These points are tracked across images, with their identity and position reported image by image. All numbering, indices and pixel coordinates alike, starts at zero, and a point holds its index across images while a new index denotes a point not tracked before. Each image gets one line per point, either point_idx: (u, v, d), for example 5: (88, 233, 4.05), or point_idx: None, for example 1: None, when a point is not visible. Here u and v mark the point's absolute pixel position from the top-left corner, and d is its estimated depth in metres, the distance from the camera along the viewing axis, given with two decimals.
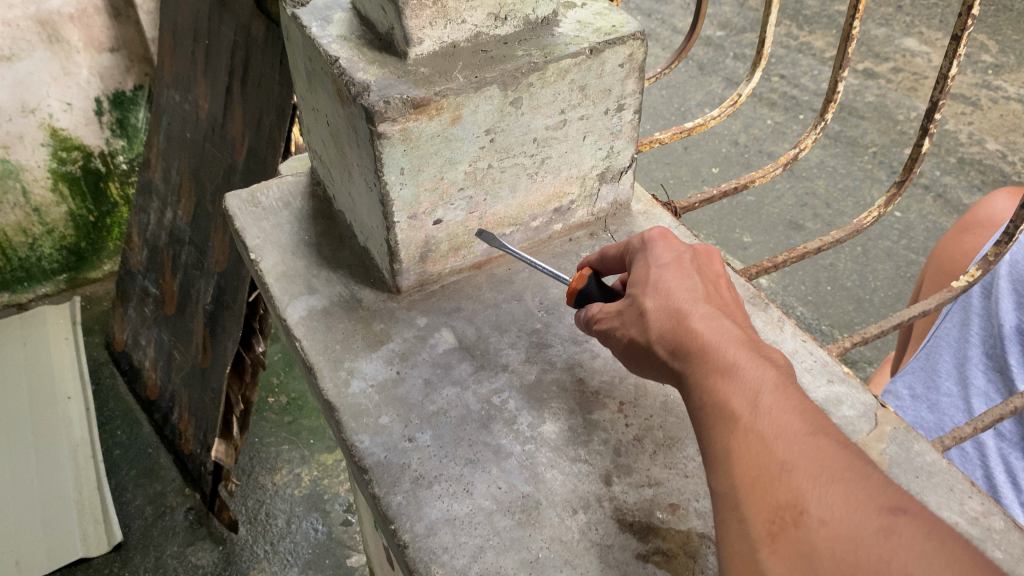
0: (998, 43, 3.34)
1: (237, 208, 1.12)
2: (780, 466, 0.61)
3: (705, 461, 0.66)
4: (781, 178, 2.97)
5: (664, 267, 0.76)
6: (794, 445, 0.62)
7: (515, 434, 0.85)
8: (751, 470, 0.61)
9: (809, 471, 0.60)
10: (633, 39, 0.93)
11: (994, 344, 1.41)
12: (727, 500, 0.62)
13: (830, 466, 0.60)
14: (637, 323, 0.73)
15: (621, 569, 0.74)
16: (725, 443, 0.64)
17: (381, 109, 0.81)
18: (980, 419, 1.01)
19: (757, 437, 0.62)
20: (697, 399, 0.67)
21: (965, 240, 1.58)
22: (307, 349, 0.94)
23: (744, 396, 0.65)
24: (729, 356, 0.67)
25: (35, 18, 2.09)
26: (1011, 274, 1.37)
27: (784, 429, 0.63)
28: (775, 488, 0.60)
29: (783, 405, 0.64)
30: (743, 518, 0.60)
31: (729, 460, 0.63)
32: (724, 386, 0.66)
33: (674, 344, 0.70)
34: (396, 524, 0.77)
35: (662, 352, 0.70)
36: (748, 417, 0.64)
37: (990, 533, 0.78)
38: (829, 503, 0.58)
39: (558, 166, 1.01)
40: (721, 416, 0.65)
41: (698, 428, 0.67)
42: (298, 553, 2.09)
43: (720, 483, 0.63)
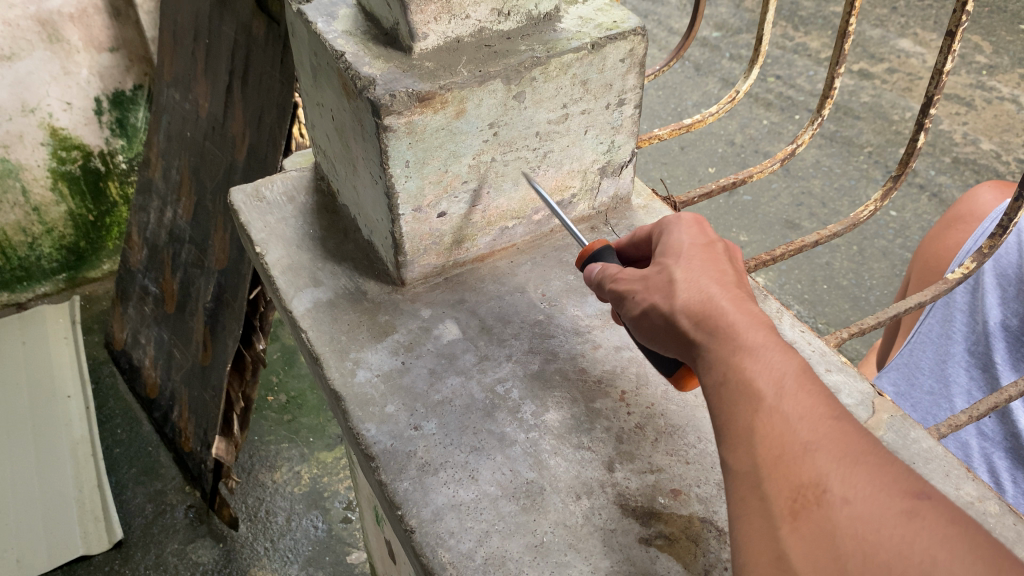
0: (992, 44, 3.36)
1: (241, 202, 1.13)
2: (804, 446, 0.62)
3: (722, 436, 0.66)
4: (778, 178, 2.99)
5: (695, 248, 0.77)
6: (818, 427, 0.63)
7: (519, 422, 0.87)
8: (773, 448, 0.63)
9: (834, 452, 0.61)
10: (634, 35, 0.94)
11: (978, 341, 1.45)
12: (747, 479, 0.63)
13: (855, 449, 0.62)
14: (665, 292, 0.73)
15: (623, 553, 0.76)
16: (747, 421, 0.65)
17: (387, 102, 0.83)
18: (975, 407, 1.03)
19: (781, 418, 0.64)
20: (717, 373, 0.68)
21: (950, 235, 1.60)
22: (313, 340, 0.95)
23: (770, 376, 0.66)
24: (757, 337, 0.68)
25: (35, 18, 2.09)
26: (996, 269, 1.42)
27: (808, 411, 0.64)
28: (798, 468, 0.61)
29: (807, 388, 0.65)
30: (763, 496, 0.62)
31: (751, 439, 0.64)
32: (750, 364, 0.66)
33: (702, 318, 0.70)
34: (403, 510, 0.78)
35: (687, 324, 0.70)
36: (773, 397, 0.65)
37: (985, 517, 0.80)
38: (852, 484, 0.60)
39: (559, 160, 1.02)
40: (745, 394, 0.66)
41: (719, 403, 0.68)
42: (299, 550, 2.10)
43: (740, 461, 0.64)
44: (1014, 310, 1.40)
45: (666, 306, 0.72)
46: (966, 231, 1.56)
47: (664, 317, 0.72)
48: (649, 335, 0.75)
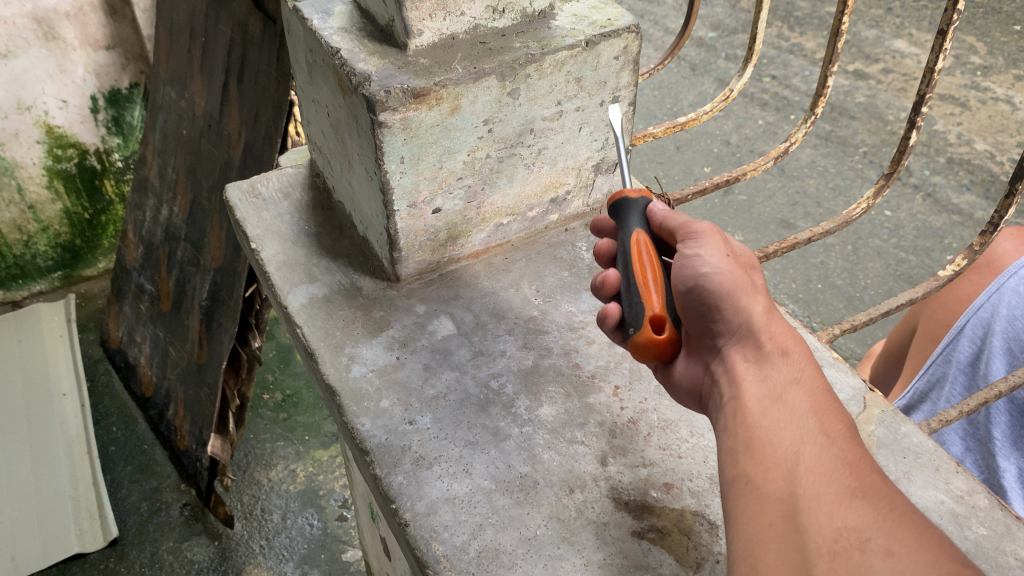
0: (986, 45, 3.38)
1: (237, 198, 1.14)
2: (850, 489, 0.59)
3: (756, 451, 0.64)
4: (773, 178, 3.00)
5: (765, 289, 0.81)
6: (864, 476, 0.60)
7: (513, 417, 0.87)
8: (815, 483, 0.60)
9: (879, 503, 0.57)
10: (628, 32, 0.95)
11: None
12: (781, 505, 0.60)
13: (903, 508, 0.57)
14: (752, 285, 0.75)
15: (616, 546, 0.76)
16: (791, 448, 0.63)
17: (382, 98, 0.83)
18: (966, 403, 1.04)
19: (831, 459, 0.61)
20: (770, 390, 0.68)
21: (966, 282, 1.52)
22: (308, 336, 0.96)
23: (821, 412, 0.65)
24: (817, 377, 0.69)
25: (31, 16, 2.09)
26: (1008, 333, 1.35)
27: (858, 461, 0.61)
28: (839, 508, 0.57)
29: (856, 439, 0.63)
30: (799, 527, 0.58)
31: (792, 468, 0.61)
32: (808, 395, 0.67)
33: (776, 333, 0.72)
34: (398, 504, 0.79)
35: (763, 322, 0.72)
36: (826, 437, 0.63)
37: (974, 511, 0.80)
38: (898, 538, 0.55)
39: (554, 157, 1.03)
40: (796, 422, 0.64)
41: (767, 421, 0.66)
42: (294, 548, 2.10)
43: (774, 484, 0.61)
44: None
45: (749, 297, 0.74)
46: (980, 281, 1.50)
47: (743, 295, 0.73)
48: (706, 302, 0.75)
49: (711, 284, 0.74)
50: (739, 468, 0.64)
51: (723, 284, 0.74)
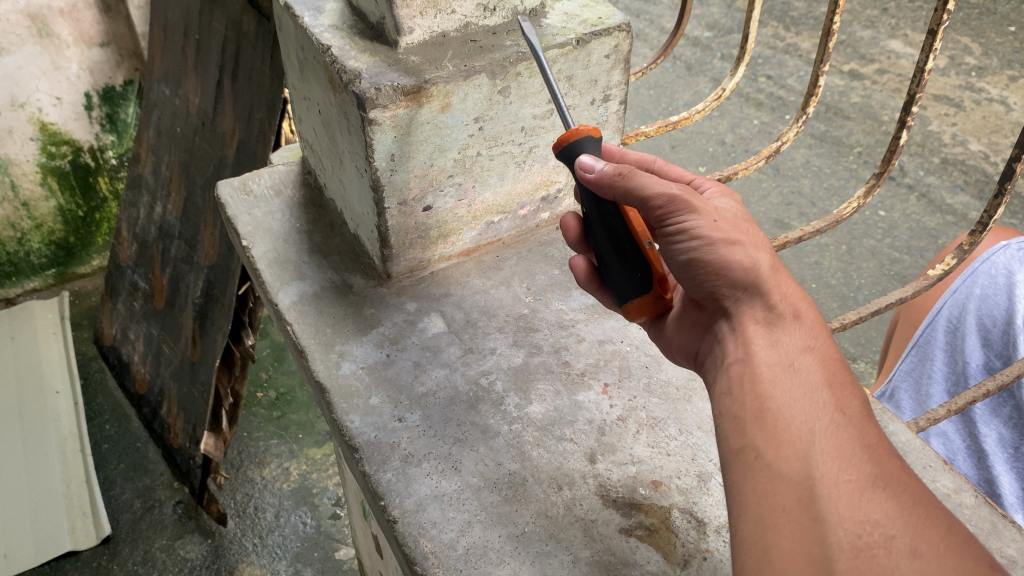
0: (981, 46, 3.39)
1: (229, 195, 1.14)
2: (871, 478, 0.58)
3: (767, 422, 0.63)
4: (768, 178, 3.00)
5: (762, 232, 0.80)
6: (882, 463, 0.60)
7: (503, 414, 0.88)
8: (833, 468, 0.59)
9: (901, 498, 0.57)
10: (619, 31, 0.95)
11: (956, 381, 1.53)
12: (797, 488, 0.58)
13: (922, 502, 0.58)
14: (753, 244, 0.73)
15: (604, 544, 0.76)
16: (807, 425, 0.61)
17: (372, 96, 0.83)
18: (954, 401, 1.04)
19: (846, 439, 0.60)
20: (784, 358, 0.67)
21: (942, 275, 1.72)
22: (298, 333, 0.96)
23: (837, 387, 0.65)
24: (830, 347, 0.68)
25: (25, 12, 2.08)
26: (980, 312, 1.50)
27: (872, 443, 0.61)
28: (861, 499, 0.57)
29: (870, 419, 0.63)
30: (818, 515, 0.56)
31: (809, 448, 0.60)
32: (821, 366, 0.66)
33: (786, 293, 0.71)
34: (386, 501, 0.79)
35: (768, 284, 0.71)
36: (838, 413, 0.62)
37: (961, 508, 0.81)
38: (922, 538, 0.55)
39: (545, 155, 1.03)
40: (810, 397, 0.63)
41: (775, 393, 0.64)
42: (287, 546, 2.10)
43: (789, 464, 0.60)
44: (996, 354, 1.48)
45: (753, 259, 0.71)
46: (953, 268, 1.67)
47: (747, 258, 0.71)
48: (703, 268, 0.73)
49: (707, 254, 0.72)
50: (747, 440, 0.63)
51: (721, 254, 0.71)
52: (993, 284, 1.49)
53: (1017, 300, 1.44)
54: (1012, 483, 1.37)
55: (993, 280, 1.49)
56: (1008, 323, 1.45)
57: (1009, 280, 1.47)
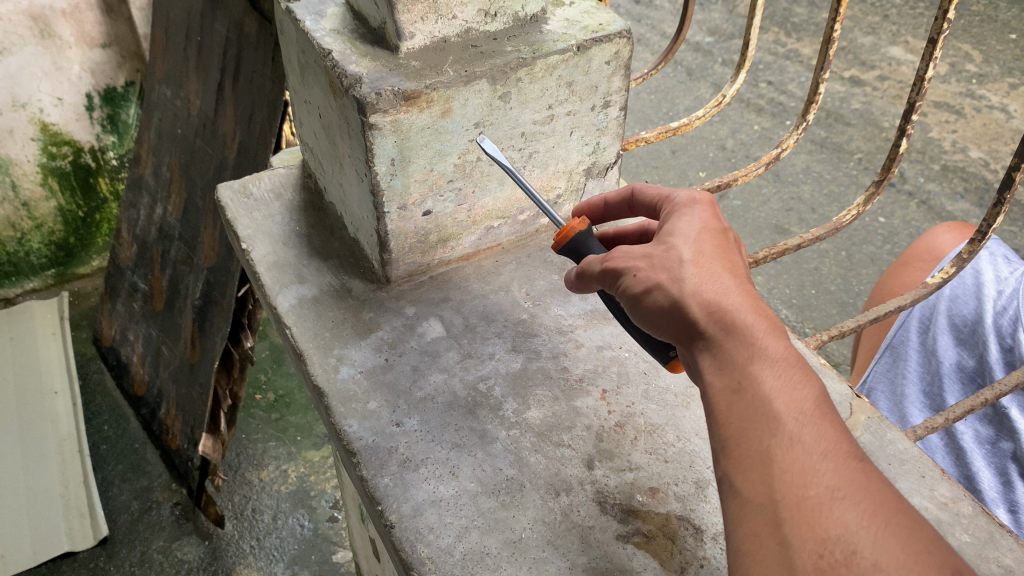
0: (981, 54, 3.40)
1: (228, 199, 1.14)
2: (830, 492, 0.58)
3: (730, 451, 0.62)
4: (768, 184, 3.01)
5: (707, 229, 0.72)
6: (843, 470, 0.59)
7: (501, 420, 0.88)
8: (794, 487, 0.59)
9: (863, 506, 0.58)
10: (620, 37, 0.95)
11: (931, 381, 1.51)
12: (763, 514, 0.59)
13: (885, 506, 0.58)
14: (673, 271, 0.68)
15: (601, 550, 0.76)
16: (764, 445, 0.61)
17: (372, 100, 0.83)
18: (951, 410, 1.04)
19: (803, 450, 0.60)
20: (729, 380, 0.63)
21: (911, 271, 1.71)
22: (297, 337, 0.96)
23: (789, 397, 0.62)
24: (778, 347, 0.63)
25: (27, 13, 2.08)
26: (951, 311, 1.54)
27: (831, 448, 0.60)
28: (824, 517, 0.57)
29: (828, 419, 0.62)
30: (784, 540, 0.57)
31: (769, 470, 0.60)
32: (769, 377, 0.62)
33: (713, 307, 0.65)
34: (384, 505, 0.79)
35: (694, 305, 0.65)
36: (793, 423, 0.61)
37: (958, 518, 0.81)
38: (884, 546, 0.56)
39: (545, 161, 1.03)
40: (763, 416, 0.61)
41: (731, 419, 0.63)
42: (284, 548, 2.10)
43: (754, 491, 0.60)
44: (969, 353, 1.49)
45: (674, 288, 0.67)
46: (924, 267, 1.68)
47: (671, 290, 0.67)
48: (648, 314, 0.69)
49: (641, 303, 0.69)
50: (720, 469, 0.63)
51: (651, 298, 0.68)
52: (963, 285, 1.55)
53: (985, 299, 1.49)
54: (991, 478, 1.36)
55: (962, 283, 1.55)
56: (977, 322, 1.49)
57: (976, 281, 1.53)
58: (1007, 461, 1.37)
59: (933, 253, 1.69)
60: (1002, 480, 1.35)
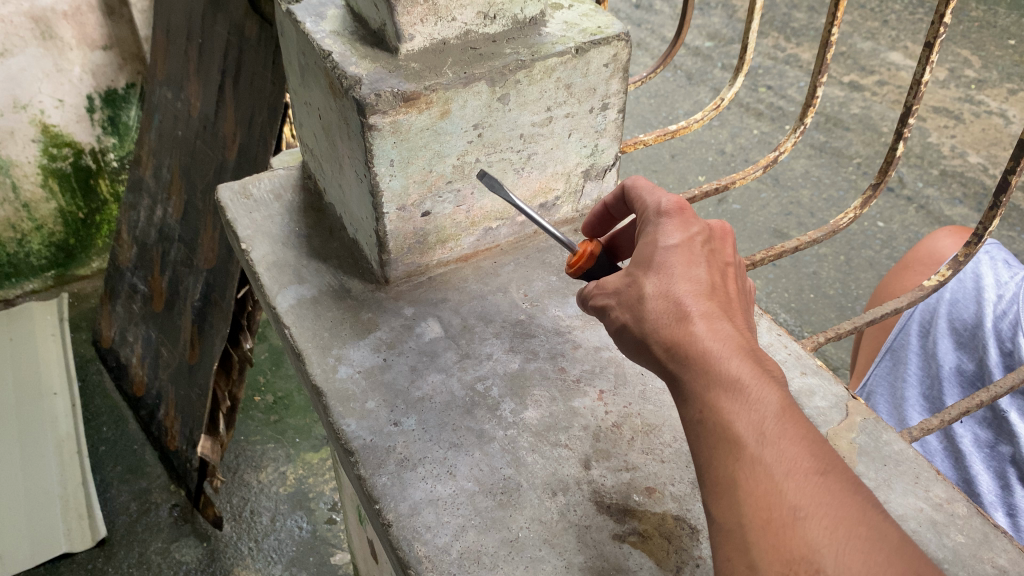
0: (980, 59, 3.41)
1: (228, 199, 1.14)
2: (793, 512, 0.59)
3: (702, 477, 0.64)
4: (767, 188, 3.01)
5: (672, 245, 0.71)
6: (806, 488, 0.60)
7: (498, 420, 0.88)
8: (760, 511, 0.60)
9: (826, 522, 0.59)
10: (618, 40, 0.96)
11: (931, 384, 1.52)
12: (733, 538, 0.61)
13: (850, 518, 0.59)
14: (635, 304, 0.68)
15: (598, 549, 0.77)
16: (730, 470, 0.62)
17: (372, 101, 0.84)
18: (948, 412, 1.05)
19: (764, 472, 0.61)
20: (692, 411, 0.65)
21: (910, 275, 1.72)
22: (296, 337, 0.96)
23: (750, 420, 0.62)
24: (734, 370, 0.63)
25: (29, 15, 2.09)
26: (951, 315, 1.54)
27: (793, 466, 0.61)
28: (789, 539, 0.59)
29: (790, 437, 0.62)
30: (752, 564, 0.59)
31: (736, 495, 0.61)
32: (727, 403, 0.63)
33: (669, 342, 0.65)
34: (381, 504, 0.79)
35: (653, 342, 0.66)
36: (755, 445, 0.61)
37: (953, 518, 0.81)
38: (847, 561, 0.58)
39: (544, 162, 1.04)
40: (726, 443, 0.62)
41: (698, 447, 0.64)
42: (282, 550, 2.10)
43: (723, 516, 0.62)
44: (968, 356, 1.50)
45: (637, 326, 0.68)
46: (925, 270, 1.69)
47: (638, 328, 0.68)
48: (624, 344, 0.71)
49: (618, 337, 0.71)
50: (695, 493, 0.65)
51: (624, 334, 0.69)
52: (963, 289, 1.55)
53: (985, 302, 1.50)
54: (989, 482, 1.36)
55: (962, 287, 1.56)
56: (977, 326, 1.50)
57: (976, 284, 1.54)
58: (1005, 465, 1.37)
59: (934, 257, 1.70)
60: (1000, 483, 1.36)
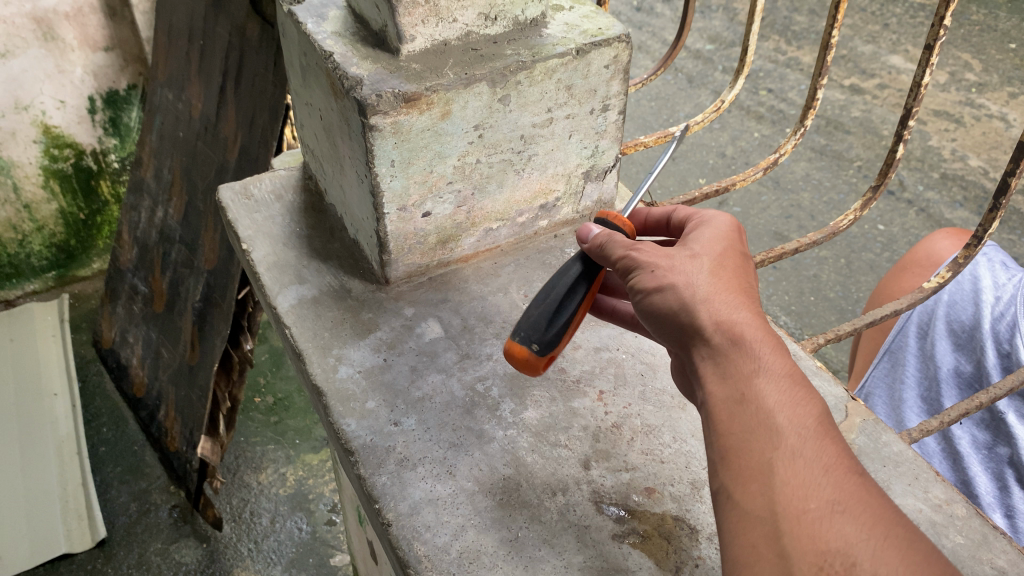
0: (981, 63, 3.42)
1: (229, 199, 1.15)
2: (831, 504, 0.58)
3: (731, 462, 0.63)
4: (768, 191, 3.01)
5: (731, 246, 0.75)
6: (843, 484, 0.59)
7: (498, 420, 0.88)
8: (795, 500, 0.59)
9: (863, 519, 0.58)
10: (618, 41, 0.96)
11: (929, 386, 1.52)
12: (764, 523, 0.59)
13: (885, 518, 0.58)
14: (689, 279, 0.70)
15: (597, 549, 0.77)
16: (767, 455, 0.61)
17: (373, 102, 0.84)
18: (946, 413, 1.05)
19: (803, 463, 0.60)
20: (730, 391, 0.65)
21: (908, 277, 1.72)
22: (296, 337, 0.96)
23: (792, 413, 0.63)
24: (782, 363, 0.65)
25: (31, 16, 2.10)
26: (949, 317, 1.54)
27: (831, 462, 0.60)
28: (825, 529, 0.57)
29: (831, 436, 0.62)
30: (783, 552, 0.57)
31: (769, 483, 0.60)
32: (771, 391, 0.64)
33: (722, 320, 0.67)
34: (380, 504, 0.79)
35: (703, 313, 0.68)
36: (794, 437, 0.62)
37: (952, 520, 0.81)
38: (885, 557, 0.56)
39: (544, 163, 1.04)
40: (764, 429, 0.62)
41: (732, 427, 0.64)
42: (282, 552, 2.10)
43: (753, 503, 0.60)
44: (967, 358, 1.50)
45: (685, 293, 0.69)
46: (924, 273, 1.69)
47: (686, 293, 0.69)
48: (656, 311, 0.71)
49: (654, 299, 0.71)
50: (720, 483, 0.63)
51: (663, 296, 0.70)
52: (961, 291, 1.55)
53: (983, 305, 1.49)
54: (988, 483, 1.37)
55: (960, 289, 1.56)
56: (975, 328, 1.50)
57: (974, 286, 1.54)
58: (1003, 466, 1.37)
59: (932, 259, 1.70)
60: (998, 485, 1.36)
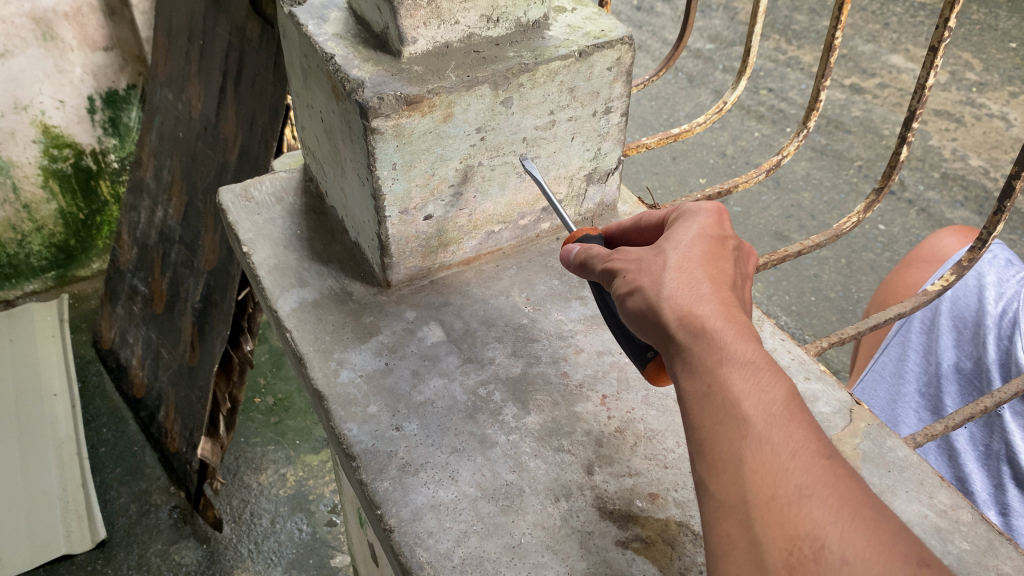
0: (982, 62, 3.41)
1: (230, 202, 1.14)
2: (799, 489, 0.58)
3: (703, 453, 0.62)
4: (769, 191, 3.01)
5: (702, 235, 0.73)
6: (812, 468, 0.59)
7: (501, 425, 0.87)
8: (763, 488, 0.59)
9: (830, 502, 0.58)
10: (621, 44, 0.96)
11: (929, 383, 1.52)
12: (735, 513, 0.59)
13: (853, 500, 0.58)
14: (654, 277, 0.69)
15: (601, 555, 0.76)
16: (735, 446, 0.61)
17: (375, 105, 0.83)
18: (951, 418, 1.04)
19: (771, 451, 0.60)
20: (699, 384, 0.63)
21: (913, 272, 1.72)
22: (297, 340, 0.96)
23: (759, 400, 0.61)
24: (748, 351, 0.63)
25: (30, 16, 2.09)
26: (953, 312, 1.54)
27: (799, 447, 0.60)
28: (792, 515, 0.57)
29: (799, 420, 0.61)
30: (754, 539, 0.58)
31: (740, 472, 0.60)
32: (737, 381, 0.62)
33: (686, 313, 0.65)
34: (383, 510, 0.79)
35: (668, 308, 0.66)
36: (762, 424, 0.61)
37: (958, 525, 0.81)
38: (850, 540, 0.56)
39: (546, 167, 1.03)
40: (732, 421, 0.61)
41: (701, 422, 0.63)
42: (282, 553, 2.09)
43: (725, 493, 0.60)
44: (967, 353, 1.50)
45: (652, 292, 0.68)
46: (930, 269, 1.68)
47: (653, 294, 0.68)
48: (630, 314, 0.70)
49: (626, 304, 0.70)
50: (696, 474, 0.63)
51: (634, 301, 0.69)
52: (965, 287, 1.55)
53: (987, 300, 1.49)
54: (984, 481, 1.37)
55: (965, 284, 1.55)
56: (978, 324, 1.50)
57: (978, 282, 1.53)
58: (999, 464, 1.37)
59: (938, 255, 1.70)
60: (993, 483, 1.36)
